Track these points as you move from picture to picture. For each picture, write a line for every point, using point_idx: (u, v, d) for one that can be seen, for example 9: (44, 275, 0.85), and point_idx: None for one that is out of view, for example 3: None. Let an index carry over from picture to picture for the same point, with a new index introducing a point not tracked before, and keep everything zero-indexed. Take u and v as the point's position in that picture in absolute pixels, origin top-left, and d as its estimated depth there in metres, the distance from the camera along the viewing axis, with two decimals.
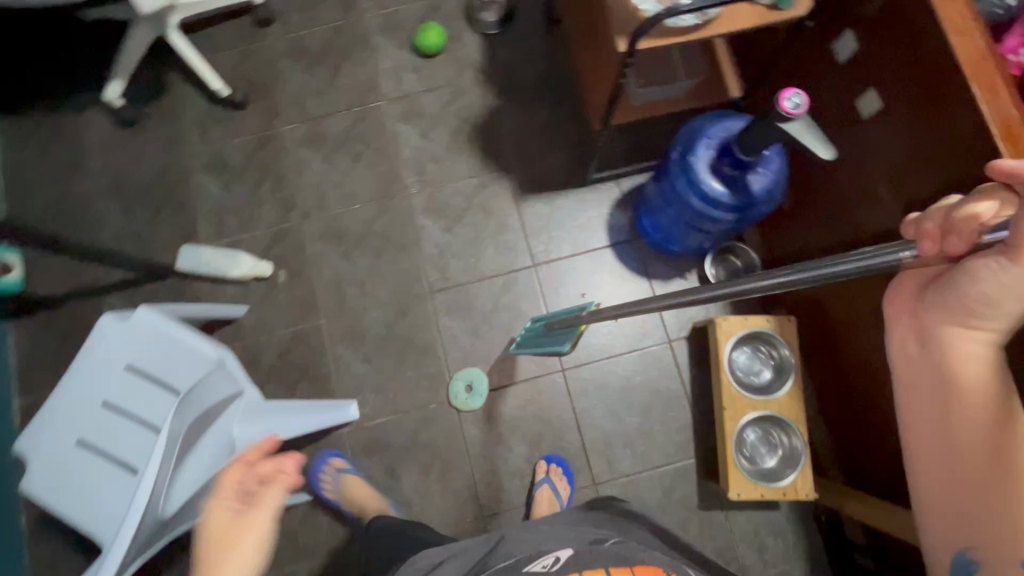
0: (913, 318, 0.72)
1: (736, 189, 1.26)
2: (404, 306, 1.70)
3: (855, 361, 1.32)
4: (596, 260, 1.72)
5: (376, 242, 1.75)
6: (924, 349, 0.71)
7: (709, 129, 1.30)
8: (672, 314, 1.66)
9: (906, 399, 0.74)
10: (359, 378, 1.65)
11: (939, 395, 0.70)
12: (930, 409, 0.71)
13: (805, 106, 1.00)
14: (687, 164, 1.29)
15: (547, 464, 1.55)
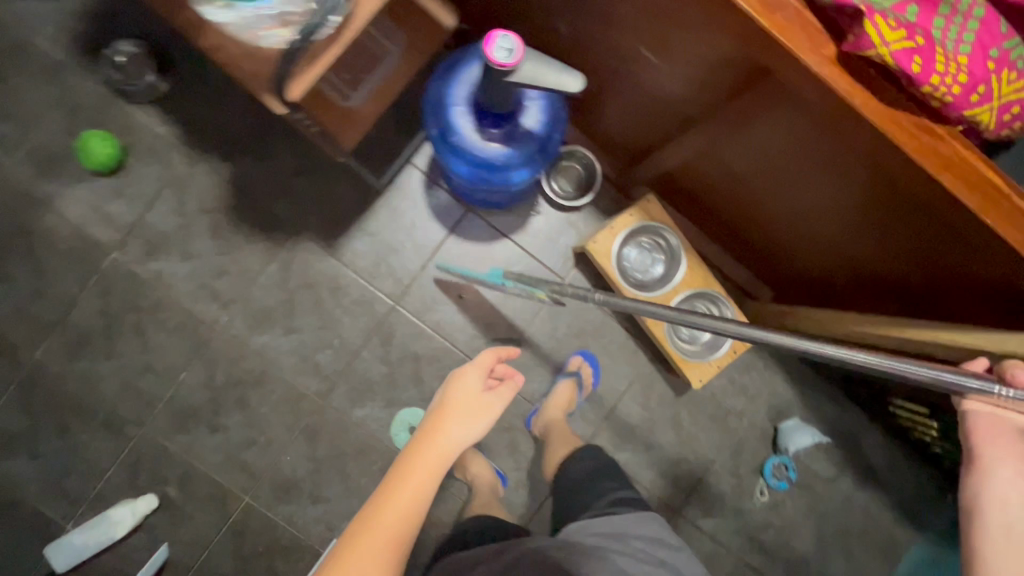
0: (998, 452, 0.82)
1: (519, 140, 1.07)
2: (310, 427, 1.51)
3: (729, 205, 1.27)
4: (449, 254, 1.53)
5: (232, 392, 1.49)
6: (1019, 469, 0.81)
7: (450, 93, 1.05)
8: (550, 253, 1.54)
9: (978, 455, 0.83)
10: (323, 519, 1.51)
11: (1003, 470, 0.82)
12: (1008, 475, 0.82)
13: (518, 49, 0.79)
14: (454, 145, 1.07)
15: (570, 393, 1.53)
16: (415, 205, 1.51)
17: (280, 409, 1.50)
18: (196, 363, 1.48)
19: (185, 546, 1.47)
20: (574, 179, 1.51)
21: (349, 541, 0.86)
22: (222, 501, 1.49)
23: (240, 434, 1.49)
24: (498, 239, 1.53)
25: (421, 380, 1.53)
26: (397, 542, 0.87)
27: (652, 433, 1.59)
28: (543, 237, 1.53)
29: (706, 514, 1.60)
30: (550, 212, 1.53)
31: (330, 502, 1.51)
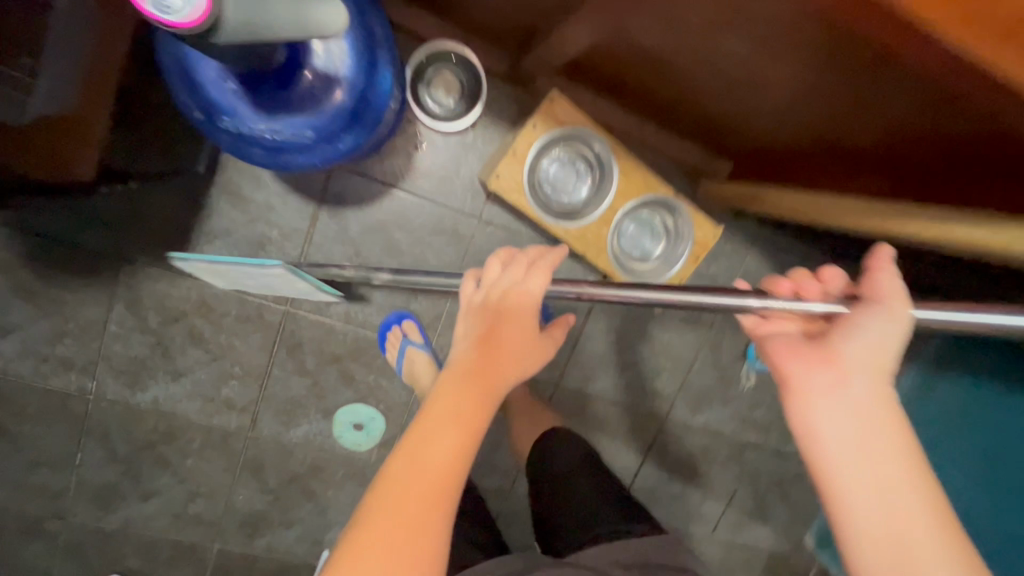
0: (817, 363, 0.58)
1: (328, 96, 0.82)
2: (249, 462, 1.33)
3: (654, 87, 0.97)
4: (328, 229, 1.19)
5: (145, 456, 1.29)
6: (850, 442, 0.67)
7: (199, 68, 0.76)
8: (453, 192, 1.21)
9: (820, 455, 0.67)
10: (305, 536, 1.41)
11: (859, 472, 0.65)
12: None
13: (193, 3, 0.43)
14: (243, 136, 0.80)
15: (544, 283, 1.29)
16: (262, 182, 1.15)
17: (208, 455, 1.31)
18: (87, 440, 1.24)
19: None
20: (450, 87, 1.12)
21: (379, 506, 0.60)
22: (192, 554, 1.38)
23: (177, 492, 1.32)
24: (383, 193, 1.19)
25: (353, 378, 1.31)
26: (425, 534, 0.59)
27: (624, 352, 1.43)
28: (438, 175, 1.19)
29: (696, 412, 1.51)
30: (437, 140, 1.17)
31: (304, 521, 1.40)
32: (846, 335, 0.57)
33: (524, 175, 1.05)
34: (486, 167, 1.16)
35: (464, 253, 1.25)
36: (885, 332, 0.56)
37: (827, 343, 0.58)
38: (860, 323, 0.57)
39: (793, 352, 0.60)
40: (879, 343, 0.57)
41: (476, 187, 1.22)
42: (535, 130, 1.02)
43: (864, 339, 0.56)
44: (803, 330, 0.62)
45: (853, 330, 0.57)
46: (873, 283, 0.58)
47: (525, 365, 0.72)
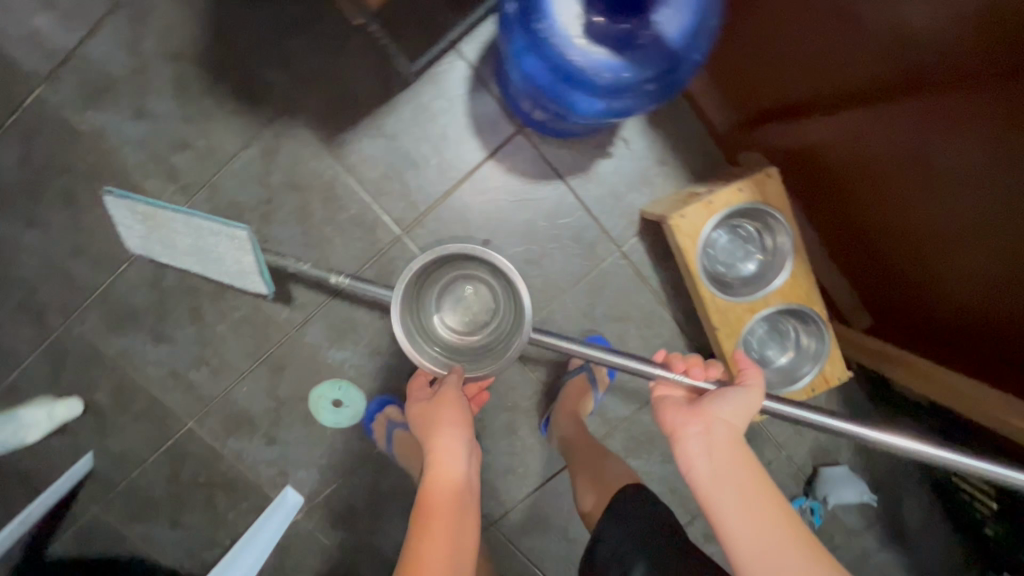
0: (697, 422, 0.79)
1: (641, 49, 0.67)
2: (274, 361, 1.24)
3: (868, 209, 0.96)
4: (481, 185, 1.16)
5: (183, 300, 1.19)
6: (711, 450, 0.77)
7: None
8: (610, 211, 1.19)
9: (703, 474, 0.76)
10: (278, 461, 1.29)
11: (736, 481, 0.74)
12: (701, 453, 0.77)
13: None
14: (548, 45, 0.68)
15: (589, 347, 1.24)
16: (450, 108, 1.12)
17: (239, 333, 1.21)
18: (140, 254, 1.17)
19: (115, 458, 1.27)
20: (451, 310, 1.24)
21: (411, 554, 0.85)
22: (162, 422, 1.26)
23: (191, 354, 1.22)
24: (550, 179, 1.17)
25: None
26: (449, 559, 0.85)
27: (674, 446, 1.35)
28: (608, 189, 1.18)
29: (707, 542, 1.41)
30: (626, 156, 1.16)
31: (288, 447, 1.28)
32: (716, 404, 0.80)
33: (704, 227, 1.01)
34: (665, 204, 1.13)
35: (589, 269, 1.22)
36: (733, 410, 0.79)
37: (700, 404, 0.81)
38: (728, 395, 0.80)
39: (675, 414, 0.82)
40: (740, 408, 0.80)
41: (631, 217, 1.19)
42: (738, 194, 1.00)
43: (723, 406, 0.79)
44: (687, 401, 0.83)
45: (719, 399, 0.80)
46: (753, 376, 0.83)
47: (455, 412, 1.00)
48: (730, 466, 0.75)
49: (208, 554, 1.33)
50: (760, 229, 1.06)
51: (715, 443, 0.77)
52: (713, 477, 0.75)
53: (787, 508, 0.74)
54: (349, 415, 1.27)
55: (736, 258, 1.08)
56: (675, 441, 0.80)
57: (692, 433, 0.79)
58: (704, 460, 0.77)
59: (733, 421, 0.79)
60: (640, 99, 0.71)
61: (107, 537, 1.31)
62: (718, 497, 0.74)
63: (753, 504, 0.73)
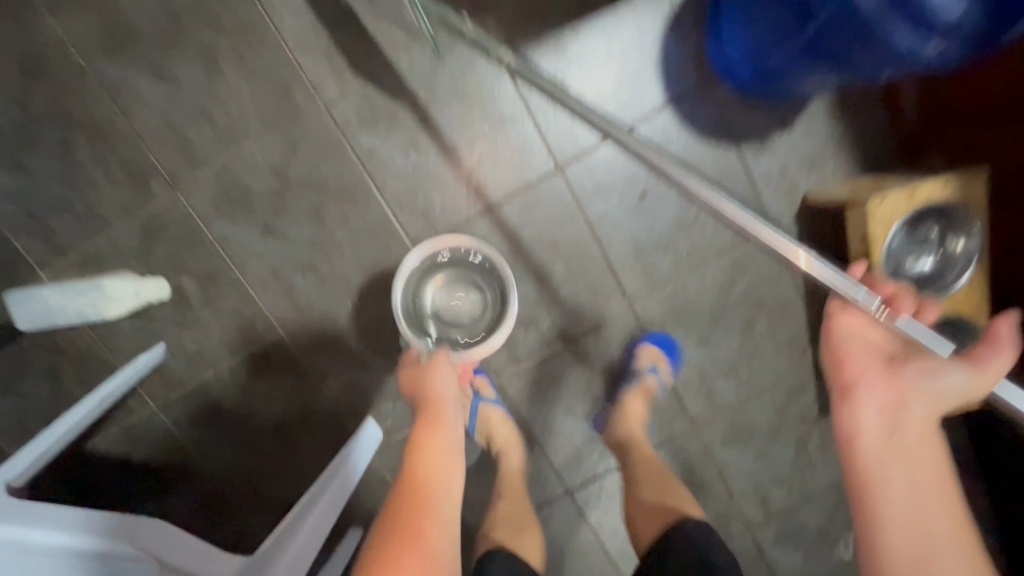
0: (887, 386, 0.75)
1: None
2: (387, 281, 1.13)
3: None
4: (652, 136, 1.09)
5: (306, 195, 1.08)
6: (890, 417, 0.74)
7: None
8: (774, 188, 1.13)
9: (866, 436, 0.74)
10: (364, 389, 1.19)
11: (904, 453, 0.71)
12: (881, 423, 0.74)
13: None
14: None
15: (652, 345, 1.16)
16: (641, 45, 1.06)
17: (358, 242, 1.11)
18: (272, 136, 1.05)
19: (188, 355, 1.15)
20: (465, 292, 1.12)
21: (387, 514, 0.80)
22: (250, 325, 1.14)
23: (300, 255, 1.11)
24: (723, 142, 1.11)
25: (545, 280, 1.16)
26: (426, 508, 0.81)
27: (770, 443, 1.31)
28: (778, 165, 1.12)
29: (775, 547, 1.37)
30: (806, 133, 1.11)
31: (379, 375, 1.18)
32: (917, 379, 0.74)
33: (898, 217, 0.96)
34: (845, 188, 1.07)
35: (738, 245, 1.16)
36: (957, 388, 0.70)
37: (895, 368, 0.76)
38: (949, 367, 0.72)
39: (862, 365, 0.78)
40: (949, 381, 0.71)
41: (795, 200, 1.13)
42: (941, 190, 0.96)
43: (931, 386, 0.72)
44: (882, 360, 0.77)
45: (929, 374, 0.73)
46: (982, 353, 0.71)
47: (451, 379, 0.98)
48: (909, 440, 0.72)
49: (265, 476, 1.23)
50: (942, 231, 1.02)
51: (900, 407, 0.74)
52: (887, 444, 0.72)
53: (945, 483, 0.70)
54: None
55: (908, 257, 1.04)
56: (850, 397, 0.77)
57: (870, 398, 0.76)
58: (877, 430, 0.74)
59: (939, 399, 0.72)
60: (969, 39, 0.69)
61: (159, 439, 1.20)
62: (884, 467, 0.71)
63: (922, 479, 0.70)
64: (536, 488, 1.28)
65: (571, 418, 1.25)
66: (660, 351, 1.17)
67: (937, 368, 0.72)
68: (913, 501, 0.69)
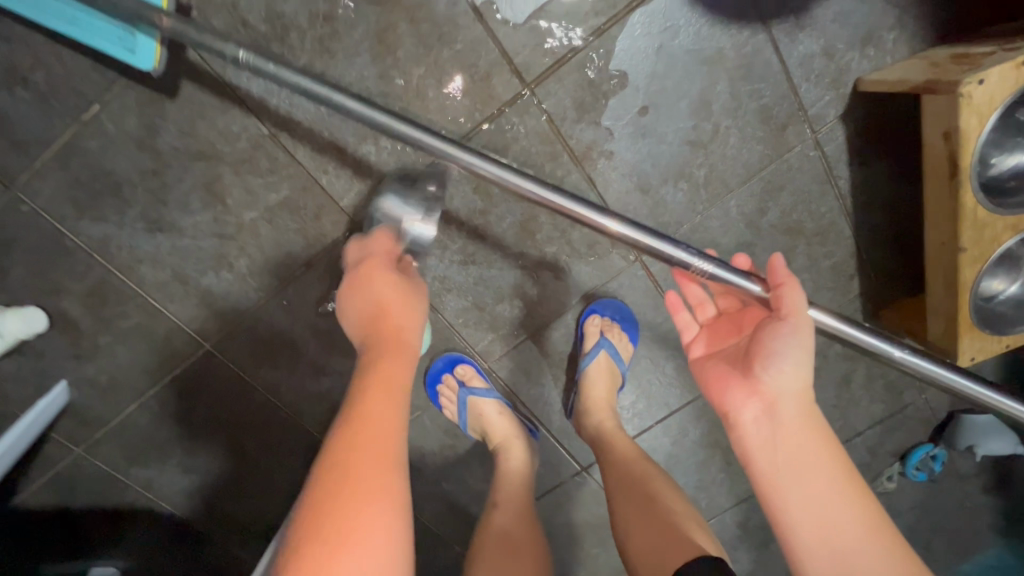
0: (753, 400, 0.60)
1: None
2: (325, 269, 0.88)
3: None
4: (650, 24, 0.79)
5: (193, 170, 0.80)
6: (768, 423, 0.60)
7: None
8: (815, 79, 0.85)
9: (755, 449, 0.60)
10: (327, 398, 0.98)
11: (786, 464, 0.58)
12: (761, 437, 0.60)
13: None
14: None
15: (598, 320, 0.97)
16: None
17: (277, 224, 0.84)
18: (122, 92, 0.75)
19: (99, 390, 0.93)
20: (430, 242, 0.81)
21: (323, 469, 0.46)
22: (165, 344, 0.91)
23: (205, 251, 0.85)
24: (747, 22, 0.81)
25: (528, 237, 0.91)
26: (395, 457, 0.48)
27: None
28: (822, 44, 0.83)
29: None
30: None
31: (341, 380, 0.97)
32: (767, 372, 0.60)
33: (1002, 102, 0.69)
34: (914, 69, 0.78)
35: (767, 162, 0.90)
36: (800, 361, 0.60)
37: (748, 372, 0.62)
38: (778, 346, 0.60)
39: (722, 385, 0.64)
40: (796, 363, 0.60)
41: (841, 90, 0.86)
42: None
43: (782, 372, 0.60)
44: (737, 367, 0.64)
45: (773, 359, 0.60)
46: (784, 294, 0.62)
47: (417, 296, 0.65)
48: (795, 442, 0.59)
49: (233, 505, 1.06)
50: None
51: (782, 421, 0.59)
52: (775, 465, 0.59)
53: (850, 509, 0.56)
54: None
55: (999, 153, 0.78)
56: (728, 422, 0.63)
57: (746, 419, 0.61)
58: (773, 453, 0.59)
59: (797, 381, 0.60)
60: None
61: (97, 486, 1.00)
62: (788, 490, 0.58)
63: (828, 493, 0.57)
64: (545, 473, 1.12)
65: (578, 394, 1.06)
66: (609, 322, 0.98)
67: (773, 358, 0.60)
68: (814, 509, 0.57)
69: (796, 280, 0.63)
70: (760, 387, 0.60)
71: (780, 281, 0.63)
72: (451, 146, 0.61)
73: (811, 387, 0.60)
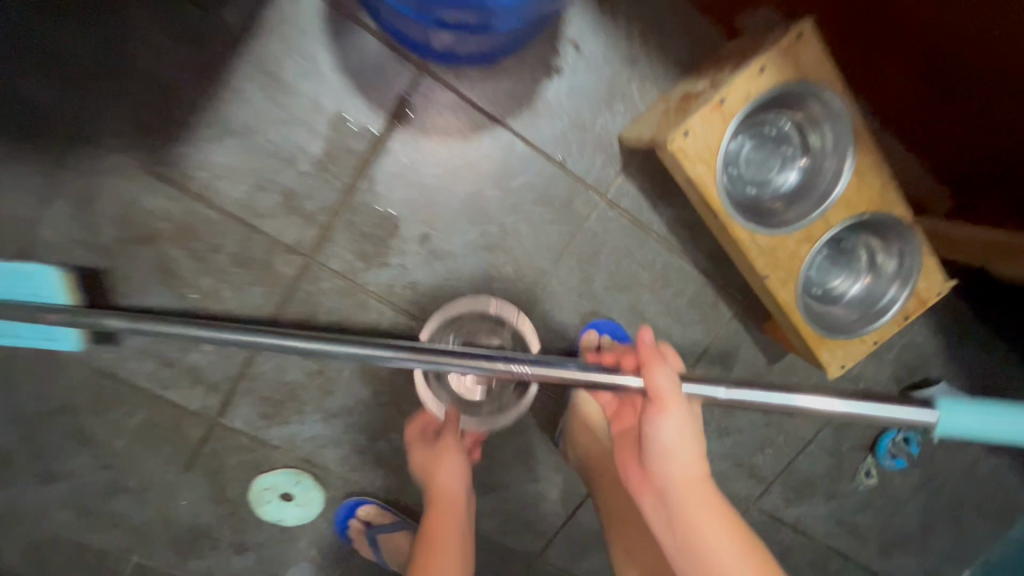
0: (648, 487, 0.68)
1: None
2: (205, 463, 0.95)
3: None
4: (395, 166, 0.82)
5: (58, 422, 0.89)
6: (659, 500, 0.67)
7: None
8: (578, 150, 0.85)
9: (654, 525, 0.67)
10: (258, 569, 1.04)
11: (675, 537, 0.64)
12: (661, 519, 0.66)
13: None
14: None
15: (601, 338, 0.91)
16: (315, 66, 0.77)
17: (147, 441, 0.92)
18: None
19: None
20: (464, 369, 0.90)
21: None
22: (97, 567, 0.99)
23: (96, 481, 0.93)
24: (484, 130, 0.83)
25: (374, 375, 0.94)
26: None
27: (727, 414, 1.09)
28: (568, 119, 0.83)
29: (790, 505, 1.17)
30: (581, 69, 0.81)
31: (261, 549, 1.02)
32: (657, 451, 0.66)
33: (719, 139, 0.67)
34: (651, 120, 0.77)
35: (570, 236, 0.89)
36: (680, 433, 0.65)
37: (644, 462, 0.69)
38: (658, 428, 0.65)
39: (629, 470, 0.72)
40: (677, 444, 0.65)
41: (608, 151, 0.85)
42: (761, 76, 0.66)
43: (664, 459, 0.66)
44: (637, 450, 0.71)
45: (652, 442, 0.66)
46: (653, 375, 0.66)
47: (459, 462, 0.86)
48: (692, 520, 0.63)
49: None
50: (792, 117, 0.74)
51: (673, 501, 0.65)
52: (673, 541, 0.65)
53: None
54: (302, 511, 0.99)
55: (769, 172, 0.76)
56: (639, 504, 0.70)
57: (647, 506, 0.68)
58: (666, 531, 0.66)
59: (683, 459, 0.65)
60: None
61: None
62: (682, 565, 0.64)
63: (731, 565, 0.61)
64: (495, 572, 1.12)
65: (493, 494, 1.06)
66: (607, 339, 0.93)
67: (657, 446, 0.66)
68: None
69: (660, 361, 0.67)
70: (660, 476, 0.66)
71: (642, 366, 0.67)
72: (345, 345, 0.65)
73: (700, 464, 0.65)
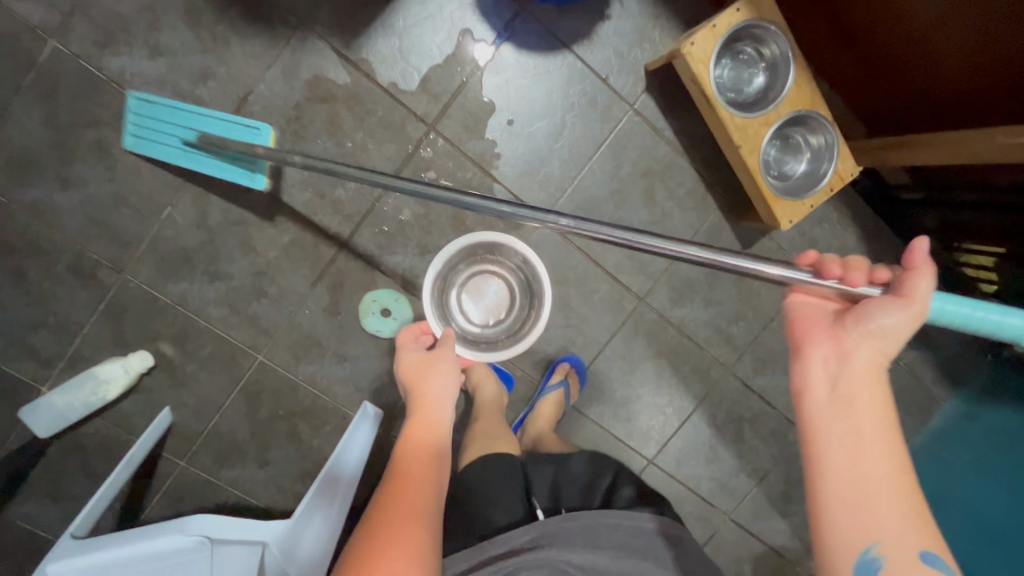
0: (830, 346, 0.74)
1: None
2: (330, 280, 1.27)
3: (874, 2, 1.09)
4: (497, 70, 1.23)
5: (231, 233, 1.21)
6: (841, 367, 0.72)
7: None
8: (618, 71, 1.27)
9: (822, 398, 0.72)
10: (351, 379, 1.33)
11: (847, 417, 0.70)
12: (829, 382, 0.72)
13: None
14: None
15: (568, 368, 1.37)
16: None
17: (292, 256, 1.25)
18: (182, 194, 1.18)
19: (192, 409, 1.28)
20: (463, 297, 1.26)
21: (386, 509, 0.80)
22: (233, 360, 1.28)
23: (249, 285, 1.24)
24: (557, 52, 1.24)
25: (462, 222, 1.29)
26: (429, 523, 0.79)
27: (711, 290, 1.47)
28: (612, 50, 1.26)
29: (757, 373, 1.52)
30: (622, 18, 1.25)
31: (358, 360, 1.32)
32: (863, 344, 0.72)
33: (711, 50, 1.10)
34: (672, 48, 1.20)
35: (609, 132, 1.29)
36: (896, 322, 0.71)
37: (841, 324, 0.74)
38: (882, 307, 0.71)
39: (811, 331, 0.76)
40: (888, 330, 0.71)
41: (638, 75, 1.27)
42: (737, 13, 1.09)
43: (871, 327, 0.72)
44: (828, 318, 0.76)
45: (866, 317, 0.72)
46: (916, 281, 0.71)
47: (451, 376, 1.04)
48: (858, 401, 0.71)
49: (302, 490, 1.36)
50: (758, 49, 1.17)
51: (845, 369, 0.72)
52: (831, 401, 0.71)
53: (895, 500, 0.65)
54: (396, 327, 1.30)
55: (743, 85, 1.19)
56: (800, 356, 0.76)
57: (819, 357, 0.74)
58: (828, 385, 0.72)
59: (883, 338, 0.72)
60: None
61: (200, 491, 1.32)
62: (828, 425, 0.71)
63: (882, 494, 0.65)
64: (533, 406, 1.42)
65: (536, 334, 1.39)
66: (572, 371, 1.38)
67: (877, 331, 0.71)
68: (876, 492, 0.66)
69: (931, 272, 0.71)
70: (842, 362, 0.72)
71: (914, 265, 0.71)
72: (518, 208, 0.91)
73: (890, 353, 0.73)
